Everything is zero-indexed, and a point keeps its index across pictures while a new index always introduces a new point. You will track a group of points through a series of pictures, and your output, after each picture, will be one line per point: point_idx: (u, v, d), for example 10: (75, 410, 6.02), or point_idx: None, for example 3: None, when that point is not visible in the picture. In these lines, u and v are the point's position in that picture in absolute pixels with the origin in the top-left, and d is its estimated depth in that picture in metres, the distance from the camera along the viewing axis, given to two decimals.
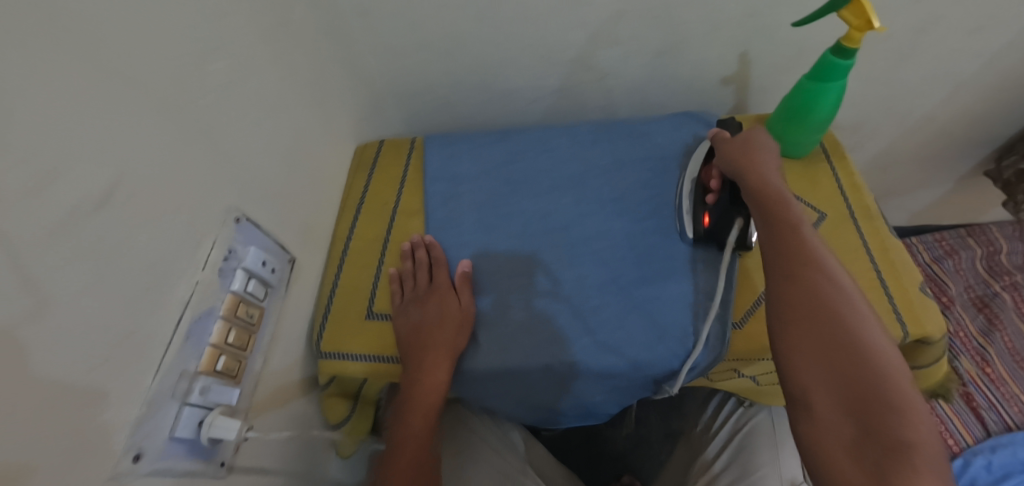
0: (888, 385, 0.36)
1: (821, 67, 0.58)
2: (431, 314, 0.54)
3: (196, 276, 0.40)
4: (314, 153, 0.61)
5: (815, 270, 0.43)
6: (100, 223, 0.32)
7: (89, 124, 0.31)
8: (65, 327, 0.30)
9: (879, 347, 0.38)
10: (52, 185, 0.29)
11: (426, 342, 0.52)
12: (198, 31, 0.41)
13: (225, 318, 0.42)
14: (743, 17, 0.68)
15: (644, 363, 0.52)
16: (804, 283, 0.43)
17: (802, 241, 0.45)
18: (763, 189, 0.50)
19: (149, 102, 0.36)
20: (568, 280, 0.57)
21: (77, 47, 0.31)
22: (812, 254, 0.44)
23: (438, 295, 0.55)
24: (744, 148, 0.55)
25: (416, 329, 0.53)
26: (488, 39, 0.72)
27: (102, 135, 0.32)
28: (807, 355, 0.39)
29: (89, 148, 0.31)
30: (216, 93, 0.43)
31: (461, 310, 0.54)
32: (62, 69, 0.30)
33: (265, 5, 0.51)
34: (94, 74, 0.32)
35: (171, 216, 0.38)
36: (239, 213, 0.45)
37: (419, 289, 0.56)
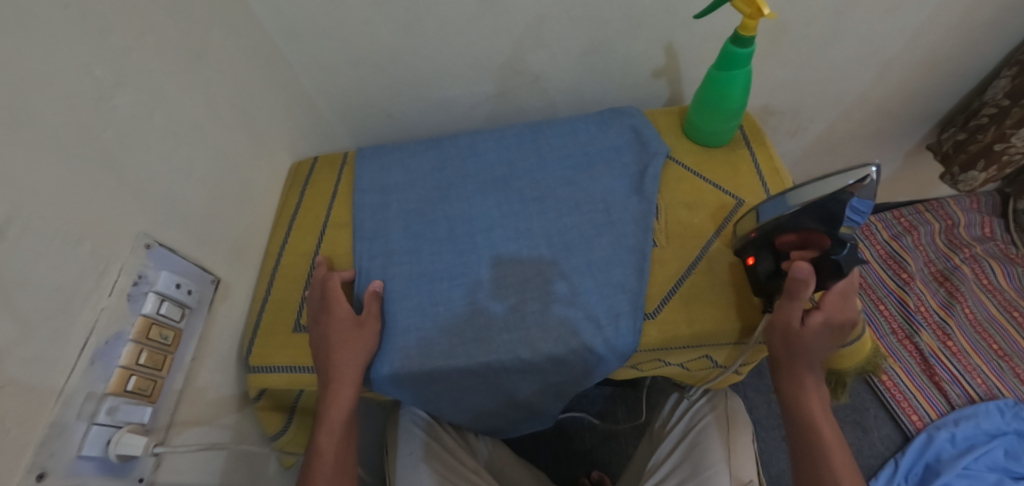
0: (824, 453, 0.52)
1: (725, 57, 0.59)
2: (332, 329, 0.54)
3: (103, 302, 0.42)
4: (242, 174, 0.64)
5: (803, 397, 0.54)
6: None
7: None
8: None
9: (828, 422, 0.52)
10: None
11: (333, 354, 0.52)
12: (97, 69, 0.43)
13: (136, 341, 0.44)
14: (659, 11, 0.69)
15: (555, 357, 0.53)
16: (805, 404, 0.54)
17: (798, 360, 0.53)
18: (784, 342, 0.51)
19: (44, 138, 0.39)
20: (490, 281, 0.58)
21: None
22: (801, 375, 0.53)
23: (340, 310, 0.55)
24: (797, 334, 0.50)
25: (319, 342, 0.54)
26: (414, 51, 0.74)
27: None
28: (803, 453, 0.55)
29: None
30: (122, 124, 0.46)
31: (364, 324, 0.55)
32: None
33: (177, 35, 0.53)
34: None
35: (72, 246, 0.40)
36: (149, 238, 0.47)
37: (321, 303, 0.56)
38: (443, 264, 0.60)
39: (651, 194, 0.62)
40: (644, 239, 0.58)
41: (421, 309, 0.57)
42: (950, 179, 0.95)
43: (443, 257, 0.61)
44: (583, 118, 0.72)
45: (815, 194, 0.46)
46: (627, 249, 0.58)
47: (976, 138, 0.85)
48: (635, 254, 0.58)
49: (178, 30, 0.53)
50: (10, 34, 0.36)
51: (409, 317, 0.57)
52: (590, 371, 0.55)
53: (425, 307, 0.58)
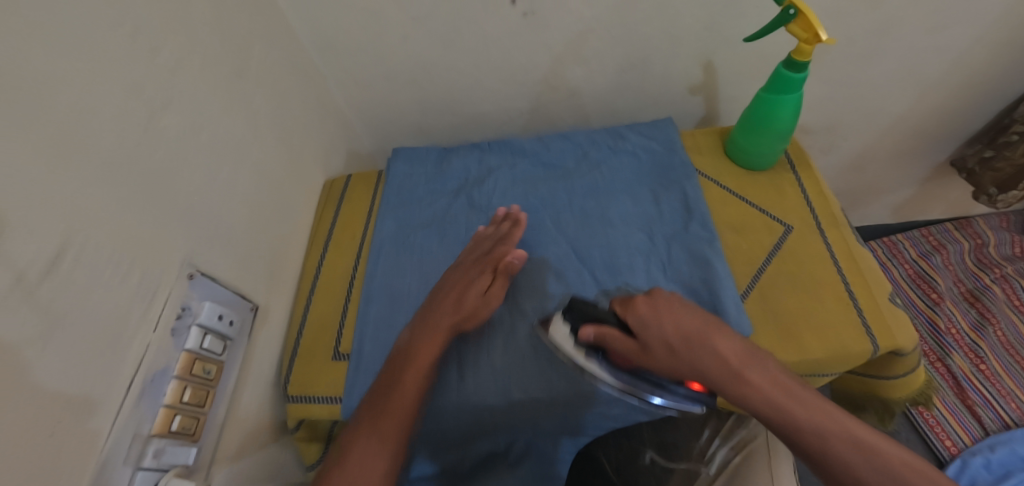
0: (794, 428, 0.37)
1: (777, 80, 0.58)
2: (467, 284, 0.56)
3: (149, 337, 0.40)
4: (278, 190, 0.62)
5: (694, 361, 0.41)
6: (41, 297, 0.32)
7: (21, 195, 0.31)
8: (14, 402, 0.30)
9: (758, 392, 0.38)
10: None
11: (437, 315, 0.54)
12: (146, 88, 0.41)
13: (180, 378, 0.42)
14: (700, 28, 0.68)
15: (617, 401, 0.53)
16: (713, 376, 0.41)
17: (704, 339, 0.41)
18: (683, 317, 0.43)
19: (93, 160, 0.36)
20: (553, 310, 0.57)
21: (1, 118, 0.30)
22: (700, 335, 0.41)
23: (473, 272, 0.57)
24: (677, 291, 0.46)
25: (449, 291, 0.56)
26: (451, 66, 0.72)
27: (36, 204, 0.32)
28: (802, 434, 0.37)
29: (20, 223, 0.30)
30: (169, 146, 0.44)
31: (487, 293, 0.55)
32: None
33: (220, 52, 0.51)
34: (25, 146, 0.31)
35: (121, 278, 0.38)
36: (192, 268, 0.45)
37: (477, 256, 0.59)
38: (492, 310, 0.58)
39: (708, 222, 0.60)
40: (716, 266, 0.56)
41: (479, 372, 0.54)
42: (987, 199, 0.92)
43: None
44: (606, 142, 0.72)
45: None
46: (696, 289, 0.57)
47: (1004, 154, 0.83)
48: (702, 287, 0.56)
49: (222, 46, 0.52)
50: (58, 54, 0.34)
51: (465, 380, 0.54)
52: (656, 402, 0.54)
53: (482, 358, 0.55)
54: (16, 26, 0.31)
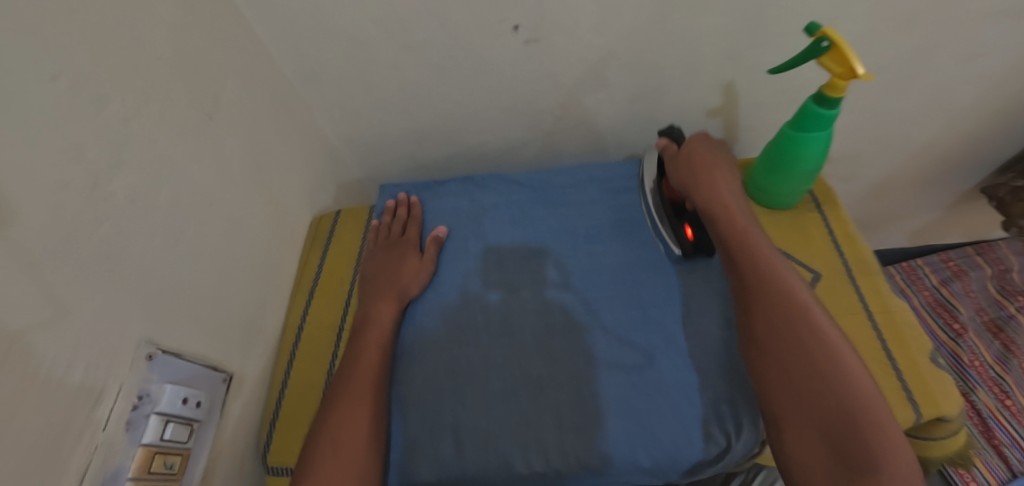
0: (841, 400, 0.39)
1: (804, 116, 0.53)
2: (393, 259, 0.60)
3: (97, 439, 0.35)
4: (257, 239, 0.56)
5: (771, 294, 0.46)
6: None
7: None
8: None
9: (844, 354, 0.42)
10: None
11: (388, 280, 0.58)
12: (91, 149, 0.36)
13: (135, 479, 0.37)
14: (718, 56, 0.62)
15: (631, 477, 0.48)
16: (785, 331, 0.44)
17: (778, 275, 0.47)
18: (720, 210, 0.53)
19: (22, 246, 0.31)
20: (522, 296, 0.57)
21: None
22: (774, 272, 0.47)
23: (406, 248, 0.61)
24: (697, 171, 0.57)
25: (379, 268, 0.60)
26: (447, 95, 0.67)
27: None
28: (802, 426, 0.40)
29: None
30: (120, 214, 0.38)
31: (421, 261, 0.60)
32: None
33: (185, 95, 0.46)
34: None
35: (58, 379, 0.32)
36: (152, 346, 0.40)
37: (391, 237, 0.63)
38: (495, 372, 0.52)
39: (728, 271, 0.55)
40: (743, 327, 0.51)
41: (480, 445, 0.49)
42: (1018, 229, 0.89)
43: (492, 361, 0.53)
44: (610, 177, 0.66)
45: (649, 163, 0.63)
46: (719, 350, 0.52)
47: None
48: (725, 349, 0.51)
49: (187, 88, 0.46)
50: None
51: (463, 455, 0.48)
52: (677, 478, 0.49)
53: (482, 428, 0.49)
54: None
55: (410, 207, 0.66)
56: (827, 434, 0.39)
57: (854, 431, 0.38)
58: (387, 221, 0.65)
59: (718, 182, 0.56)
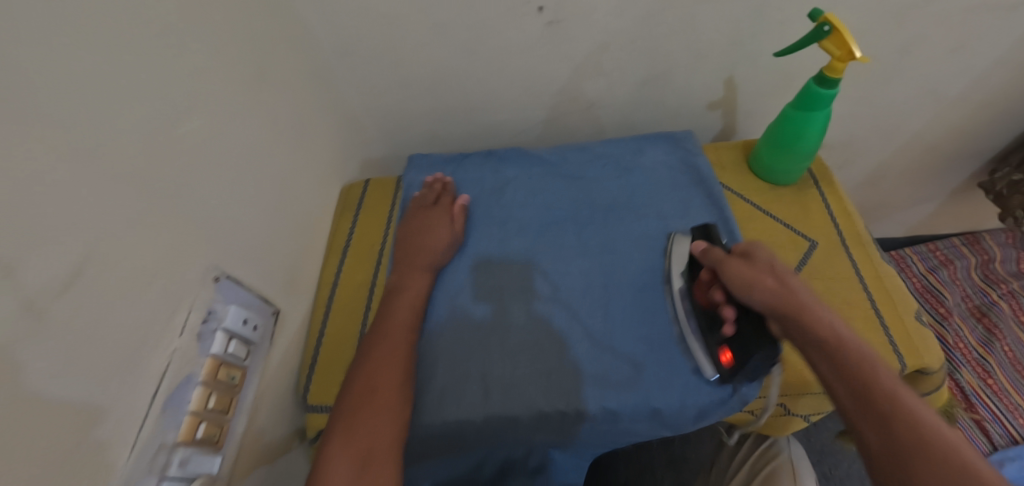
0: (919, 447, 0.38)
1: (807, 96, 0.58)
2: (428, 226, 0.63)
3: (174, 343, 0.39)
4: (298, 196, 0.60)
5: (818, 334, 0.45)
6: (61, 312, 0.30)
7: (43, 200, 0.30)
8: (27, 414, 0.28)
9: (904, 398, 0.41)
10: (7, 280, 0.27)
11: (423, 244, 0.61)
12: (176, 90, 0.40)
13: (205, 384, 0.41)
14: (722, 44, 0.68)
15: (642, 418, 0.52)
16: (850, 381, 0.43)
17: (804, 310, 0.46)
18: (778, 295, 0.47)
19: (123, 161, 0.35)
20: (510, 311, 0.58)
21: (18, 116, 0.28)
22: (806, 306, 0.47)
23: (440, 218, 0.64)
24: (743, 269, 0.49)
25: (415, 231, 0.62)
26: (472, 74, 0.71)
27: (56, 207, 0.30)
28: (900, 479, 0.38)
29: (42, 233, 0.29)
30: (196, 149, 0.42)
31: (453, 231, 0.63)
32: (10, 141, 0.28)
33: (245, 55, 0.50)
34: (46, 148, 0.30)
35: (146, 283, 0.37)
36: (218, 271, 0.44)
37: (426, 205, 0.66)
38: (520, 327, 0.57)
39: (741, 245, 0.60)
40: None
41: (507, 390, 0.53)
42: (1013, 222, 0.94)
43: (516, 316, 0.57)
44: (624, 158, 0.70)
45: (678, 266, 0.58)
46: None
47: None
48: None
49: (246, 49, 0.51)
50: (83, 51, 0.32)
51: (490, 397, 0.52)
52: (684, 422, 0.53)
53: (508, 375, 0.53)
54: (50, 31, 0.30)
55: (444, 186, 0.68)
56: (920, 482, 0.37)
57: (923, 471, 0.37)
58: (427, 195, 0.67)
59: (769, 278, 0.48)
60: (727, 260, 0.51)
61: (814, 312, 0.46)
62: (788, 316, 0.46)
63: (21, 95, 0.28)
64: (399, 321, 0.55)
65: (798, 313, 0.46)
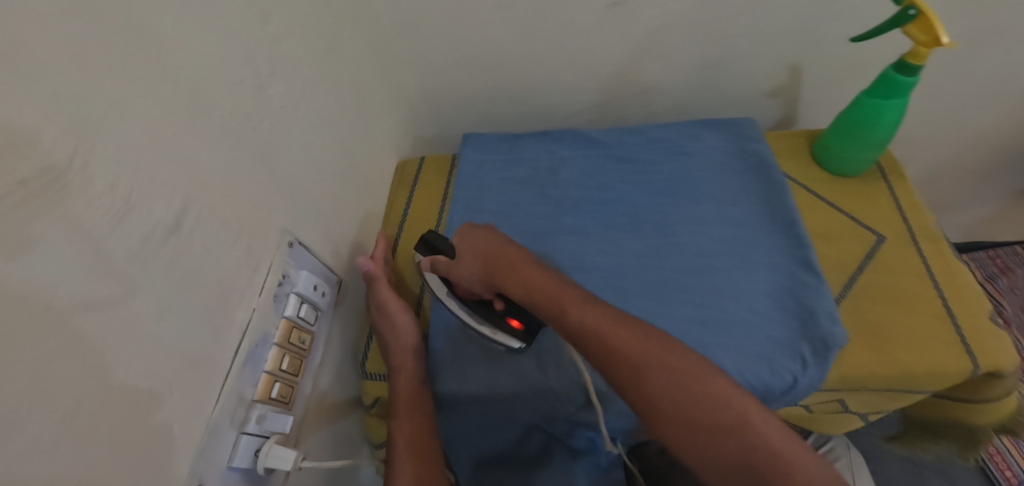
0: None
1: (884, 83, 0.56)
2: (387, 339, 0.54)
3: (254, 302, 0.40)
4: (358, 168, 0.61)
5: (683, 408, 0.39)
6: (163, 257, 0.31)
7: (150, 150, 0.30)
8: (135, 349, 0.29)
9: (790, 451, 0.36)
10: (121, 223, 0.28)
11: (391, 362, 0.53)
12: (258, 56, 0.41)
13: (280, 345, 0.42)
14: (789, 30, 0.66)
15: None
16: (708, 441, 0.38)
17: (666, 366, 0.41)
18: (603, 342, 0.43)
19: (213, 124, 0.36)
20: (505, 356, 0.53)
21: (131, 64, 0.29)
22: (663, 363, 0.41)
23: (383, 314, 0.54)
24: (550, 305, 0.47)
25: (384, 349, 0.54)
26: (529, 54, 0.71)
27: (162, 159, 0.31)
28: None
29: (151, 183, 0.30)
30: (273, 115, 0.43)
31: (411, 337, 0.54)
32: (123, 90, 0.28)
33: (317, 25, 0.51)
34: (154, 103, 0.30)
35: (232, 240, 0.38)
36: (291, 236, 0.45)
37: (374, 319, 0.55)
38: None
39: (803, 235, 0.58)
40: (820, 286, 0.54)
41: (561, 364, 0.52)
42: None
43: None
44: (680, 143, 0.69)
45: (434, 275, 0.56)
46: (784, 297, 0.54)
47: None
48: (794, 301, 0.54)
49: (319, 19, 0.51)
50: (188, 10, 0.33)
51: (544, 372, 0.52)
52: None
53: (563, 351, 0.53)
54: None
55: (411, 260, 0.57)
56: None
57: None
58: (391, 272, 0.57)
59: (596, 326, 0.44)
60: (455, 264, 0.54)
61: (644, 356, 0.42)
62: (608, 366, 0.43)
63: (134, 46, 0.29)
64: (402, 346, 0.54)
65: (650, 375, 0.41)
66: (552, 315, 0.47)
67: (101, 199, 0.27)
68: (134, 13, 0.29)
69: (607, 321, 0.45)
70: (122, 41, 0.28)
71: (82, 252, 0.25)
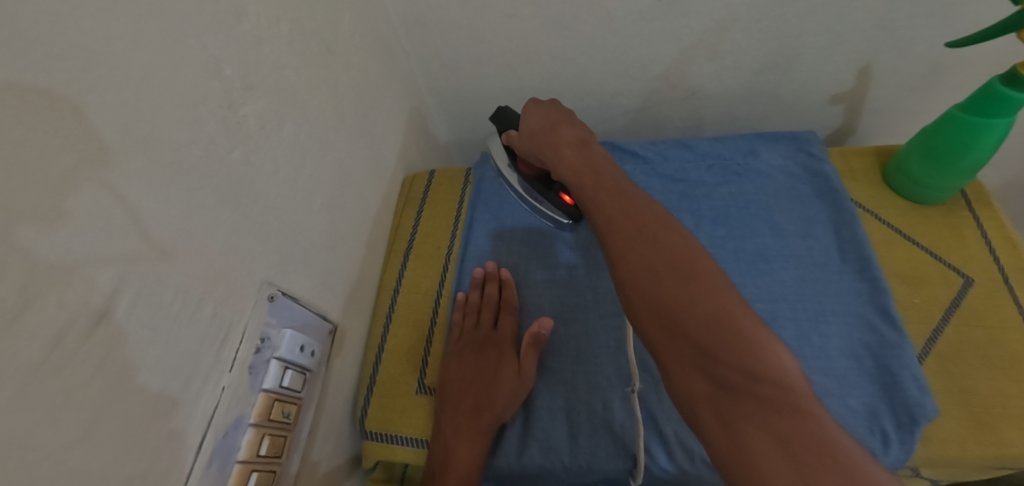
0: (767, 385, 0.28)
1: (985, 98, 0.46)
2: (484, 366, 0.47)
3: (223, 381, 0.32)
4: (360, 189, 0.53)
5: (668, 257, 0.34)
6: (89, 353, 0.23)
7: (112, 171, 0.24)
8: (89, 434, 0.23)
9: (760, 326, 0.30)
10: (17, 328, 0.20)
11: (452, 392, 0.45)
12: (228, 66, 0.32)
13: (257, 426, 0.34)
14: (866, 27, 0.56)
15: None
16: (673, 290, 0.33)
17: (663, 227, 0.37)
18: (606, 201, 0.41)
19: (164, 165, 0.27)
20: (556, 413, 0.46)
21: (26, 93, 0.20)
22: (658, 223, 0.37)
23: (490, 344, 0.48)
24: (586, 172, 0.44)
25: (463, 377, 0.46)
26: (558, 52, 0.62)
27: (80, 224, 0.22)
28: (731, 428, 0.28)
29: (69, 259, 0.22)
30: (250, 140, 0.35)
31: (520, 377, 0.46)
32: (25, 115, 0.20)
33: (310, 22, 0.42)
34: (84, 155, 0.22)
35: (192, 310, 0.29)
36: (272, 287, 0.37)
37: (478, 332, 0.49)
38: (607, 356, 0.48)
39: (880, 277, 0.49)
40: (904, 343, 0.45)
41: (597, 433, 0.44)
42: None
43: (605, 346, 0.48)
44: (733, 160, 0.60)
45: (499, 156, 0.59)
46: (863, 355, 0.46)
47: None
48: (874, 362, 0.45)
49: (312, 15, 0.42)
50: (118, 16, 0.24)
51: (579, 442, 0.44)
52: None
53: (599, 414, 0.45)
54: None
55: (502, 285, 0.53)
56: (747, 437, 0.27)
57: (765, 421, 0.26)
58: (476, 300, 0.51)
59: (610, 188, 0.42)
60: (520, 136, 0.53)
61: (654, 227, 0.37)
62: (604, 223, 0.39)
63: (29, 69, 0.20)
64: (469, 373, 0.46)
65: (645, 227, 0.37)
66: (583, 188, 0.44)
67: (43, 243, 0.21)
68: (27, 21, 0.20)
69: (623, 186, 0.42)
70: (8, 62, 0.19)
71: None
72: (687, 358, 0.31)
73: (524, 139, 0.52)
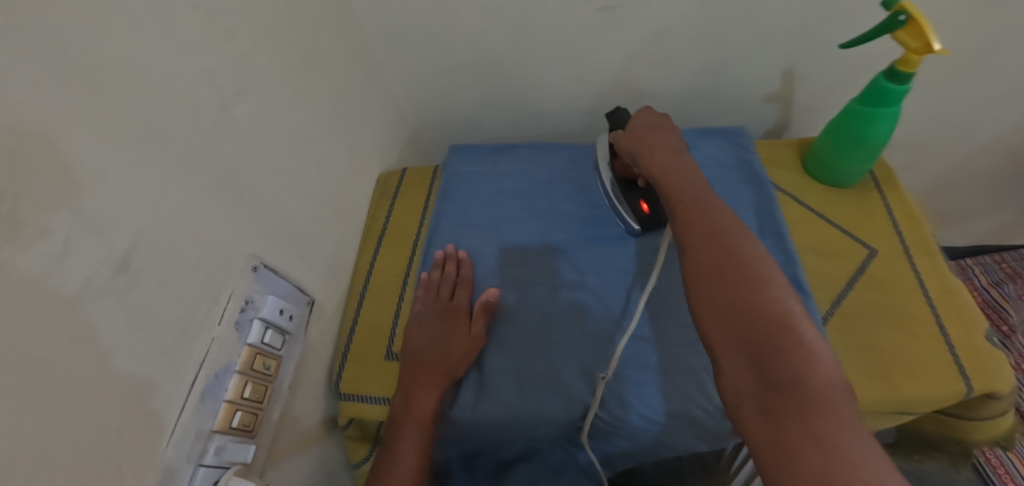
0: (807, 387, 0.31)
1: (873, 91, 0.53)
2: (442, 331, 0.53)
3: (214, 332, 0.39)
4: (339, 183, 0.60)
5: (739, 263, 0.39)
6: (109, 295, 0.30)
7: (80, 196, 0.28)
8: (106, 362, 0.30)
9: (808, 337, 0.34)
10: (62, 265, 0.27)
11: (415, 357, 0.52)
12: (222, 75, 0.40)
13: (242, 372, 0.41)
14: (786, 32, 0.63)
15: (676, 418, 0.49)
16: (738, 293, 0.37)
17: (724, 237, 0.42)
18: (686, 210, 0.46)
19: (171, 153, 0.35)
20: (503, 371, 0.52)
21: (73, 92, 0.27)
22: (723, 234, 0.42)
23: (449, 312, 0.55)
24: (674, 178, 0.51)
25: (424, 340, 0.53)
26: (518, 61, 0.69)
27: (103, 198, 0.29)
28: (768, 421, 0.31)
29: (95, 221, 0.29)
30: (240, 136, 0.42)
31: (472, 335, 0.53)
32: (18, 152, 0.24)
33: (292, 40, 0.50)
34: (111, 143, 0.30)
35: (190, 272, 0.36)
36: (256, 260, 0.44)
37: (439, 302, 0.56)
38: (552, 323, 0.54)
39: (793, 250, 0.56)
40: (807, 304, 0.52)
41: (540, 388, 0.51)
42: None
43: (551, 314, 0.55)
44: None
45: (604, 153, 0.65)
46: None
47: None
48: None
49: (293, 33, 0.50)
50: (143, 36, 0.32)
51: (524, 395, 0.50)
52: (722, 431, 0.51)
53: (544, 373, 0.51)
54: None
55: (460, 263, 0.59)
56: (782, 430, 0.30)
57: (805, 416, 0.30)
58: (436, 277, 0.58)
59: (703, 199, 0.48)
60: (629, 135, 0.59)
61: (733, 236, 0.42)
62: (682, 228, 0.45)
63: (73, 76, 0.27)
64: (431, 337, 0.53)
65: (715, 236, 0.42)
66: (670, 194, 0.50)
67: (22, 259, 0.24)
68: (76, 42, 0.27)
69: (713, 201, 0.47)
70: (60, 70, 0.27)
71: (7, 305, 0.24)
72: (740, 354, 0.35)
73: (624, 144, 0.59)
